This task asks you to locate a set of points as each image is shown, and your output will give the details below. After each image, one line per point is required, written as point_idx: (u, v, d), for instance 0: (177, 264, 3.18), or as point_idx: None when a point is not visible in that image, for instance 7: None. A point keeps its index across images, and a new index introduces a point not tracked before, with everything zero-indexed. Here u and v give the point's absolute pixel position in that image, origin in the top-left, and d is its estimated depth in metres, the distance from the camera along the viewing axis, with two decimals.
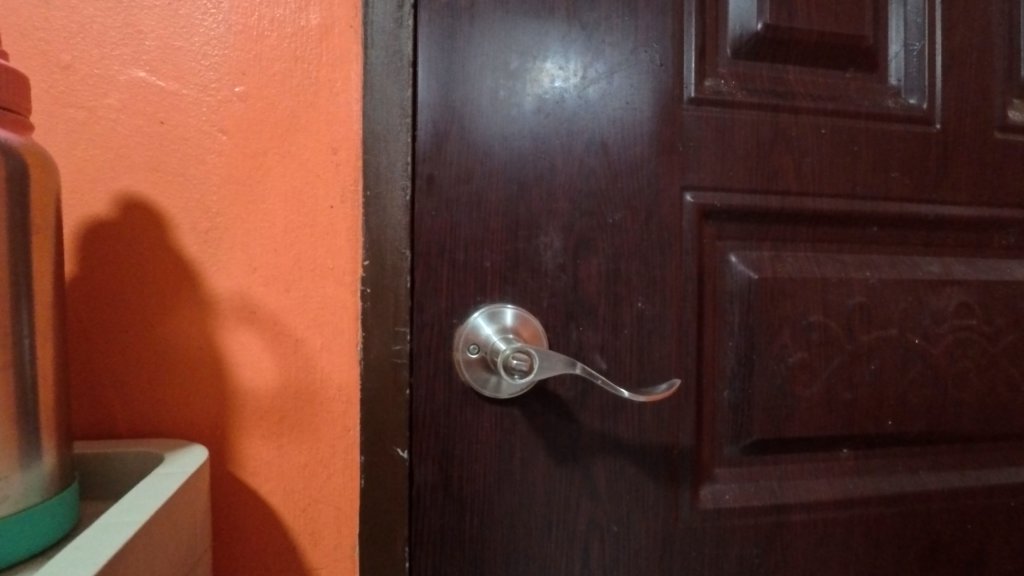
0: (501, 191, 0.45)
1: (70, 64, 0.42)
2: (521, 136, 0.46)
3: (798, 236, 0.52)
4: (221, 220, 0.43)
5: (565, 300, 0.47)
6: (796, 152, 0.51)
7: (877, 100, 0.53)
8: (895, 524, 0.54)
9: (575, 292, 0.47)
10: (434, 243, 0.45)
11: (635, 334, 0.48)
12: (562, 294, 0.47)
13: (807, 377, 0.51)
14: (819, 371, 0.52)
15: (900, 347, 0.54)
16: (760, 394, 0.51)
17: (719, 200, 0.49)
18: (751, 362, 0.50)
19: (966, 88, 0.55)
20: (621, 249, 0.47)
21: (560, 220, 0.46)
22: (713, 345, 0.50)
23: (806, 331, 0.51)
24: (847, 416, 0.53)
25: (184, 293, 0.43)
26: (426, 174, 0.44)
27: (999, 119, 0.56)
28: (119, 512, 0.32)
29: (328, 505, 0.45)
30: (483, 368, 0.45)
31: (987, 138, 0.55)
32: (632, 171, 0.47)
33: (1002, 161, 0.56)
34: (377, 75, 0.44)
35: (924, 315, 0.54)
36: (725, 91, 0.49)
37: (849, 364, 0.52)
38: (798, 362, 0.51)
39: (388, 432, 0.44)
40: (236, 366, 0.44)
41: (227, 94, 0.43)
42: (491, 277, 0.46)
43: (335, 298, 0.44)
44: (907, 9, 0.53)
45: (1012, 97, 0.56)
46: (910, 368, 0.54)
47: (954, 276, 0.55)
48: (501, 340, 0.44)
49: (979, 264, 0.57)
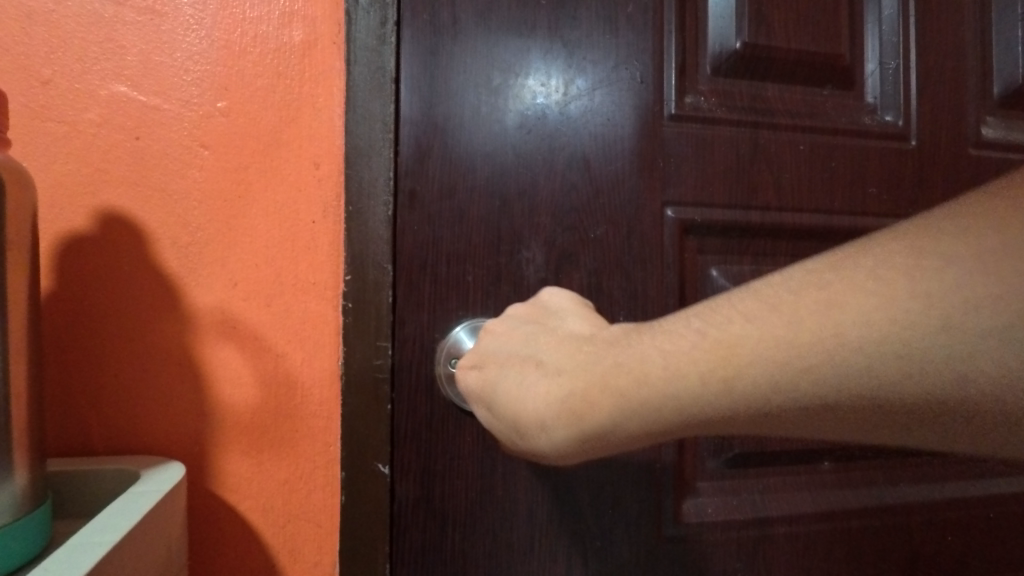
0: (482, 206, 0.46)
1: (51, 79, 0.42)
2: (503, 152, 0.46)
3: (778, 250, 0.52)
4: (201, 234, 0.43)
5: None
6: (775, 168, 0.51)
7: (854, 117, 0.54)
8: (874, 533, 0.54)
9: None
10: (416, 258, 0.45)
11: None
12: None
13: None
14: None
15: None
16: None
17: (700, 216, 0.50)
18: None
19: (941, 106, 0.56)
20: (603, 263, 0.48)
21: (542, 234, 0.47)
22: None
23: None
24: None
25: (164, 308, 0.43)
26: (408, 189, 0.44)
27: (974, 136, 0.57)
28: (91, 531, 0.31)
29: (308, 522, 0.44)
30: None
31: (962, 155, 0.56)
32: (613, 186, 0.48)
33: (977, 177, 0.57)
34: (360, 91, 0.44)
35: None
36: (705, 107, 0.50)
37: None
38: None
39: (369, 447, 0.44)
40: (215, 381, 0.43)
41: (209, 109, 0.43)
42: (472, 291, 0.46)
43: (316, 312, 0.44)
44: (883, 29, 0.54)
45: (986, 114, 0.57)
46: None
47: None
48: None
49: None
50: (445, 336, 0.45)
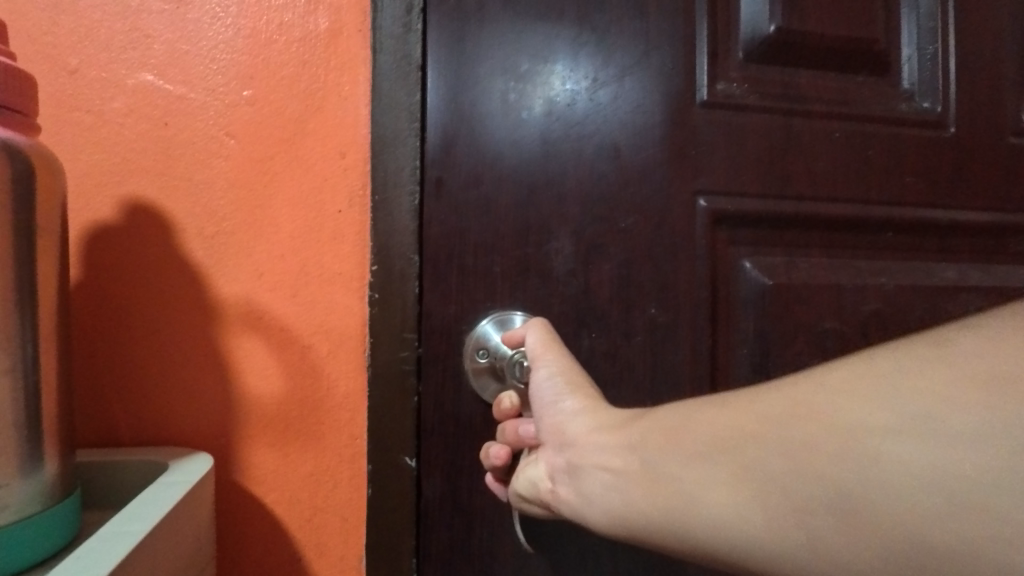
0: (509, 196, 0.45)
1: (77, 68, 0.41)
2: (530, 142, 0.45)
3: (812, 241, 0.51)
4: (227, 224, 0.43)
5: (577, 306, 0.46)
6: (809, 157, 0.50)
7: (890, 104, 0.52)
8: None
9: (586, 297, 0.46)
10: (442, 249, 0.44)
11: (648, 342, 0.47)
12: (574, 299, 0.46)
13: None
14: None
15: None
16: None
17: (732, 206, 0.49)
18: (767, 372, 0.49)
19: (980, 93, 0.54)
20: (633, 254, 0.47)
21: (570, 225, 0.46)
22: (727, 352, 0.49)
23: (822, 338, 0.50)
24: None
25: (191, 298, 0.42)
26: (435, 177, 0.44)
27: (1014, 123, 0.55)
28: (123, 521, 0.31)
29: (334, 515, 0.44)
30: (490, 376, 0.44)
31: (1002, 143, 0.55)
32: (643, 175, 0.47)
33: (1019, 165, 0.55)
34: (385, 80, 0.43)
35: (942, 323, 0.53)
36: (737, 94, 0.49)
37: None
38: None
39: (394, 440, 0.43)
40: (242, 372, 0.43)
41: (235, 98, 0.43)
42: (500, 283, 0.45)
43: (342, 304, 0.44)
44: (919, 13, 0.53)
45: None
46: None
47: (970, 282, 0.54)
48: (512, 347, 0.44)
49: (995, 270, 0.56)
50: (472, 333, 0.44)
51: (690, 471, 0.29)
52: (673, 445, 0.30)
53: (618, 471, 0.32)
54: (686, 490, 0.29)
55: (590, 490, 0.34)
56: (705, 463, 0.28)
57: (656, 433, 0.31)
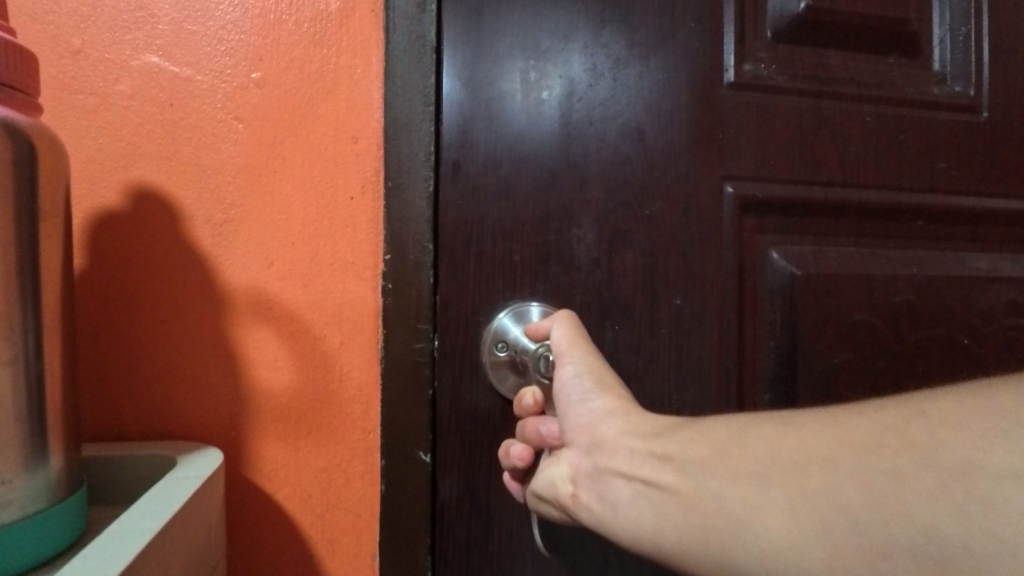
0: (528, 183, 0.43)
1: (80, 49, 0.40)
2: (551, 125, 0.43)
3: (841, 230, 0.50)
4: (236, 212, 0.41)
5: (599, 296, 0.44)
6: (840, 141, 0.48)
7: (922, 88, 0.51)
8: None
9: (610, 286, 0.44)
10: (460, 235, 0.42)
11: (673, 333, 0.45)
12: (597, 288, 0.44)
13: (851, 379, 0.49)
14: (865, 373, 0.49)
15: (949, 347, 0.51)
16: (804, 399, 0.47)
17: (760, 191, 0.47)
18: (794, 365, 0.48)
19: (1015, 76, 0.52)
20: (657, 242, 0.45)
21: (593, 211, 0.44)
22: (754, 343, 0.47)
23: (851, 330, 0.49)
24: None
25: (200, 287, 0.41)
26: (451, 160, 0.42)
27: None
28: (132, 519, 0.30)
29: (347, 512, 0.43)
30: (509, 369, 0.43)
31: None
32: (668, 159, 0.45)
33: None
34: (399, 62, 0.42)
35: (972, 315, 0.51)
36: (765, 75, 0.47)
37: (896, 366, 0.50)
38: (844, 364, 0.48)
39: (409, 434, 0.42)
40: (252, 364, 0.42)
41: (243, 80, 0.41)
42: (520, 272, 0.43)
43: (355, 294, 0.42)
44: None
45: None
46: (956, 370, 0.52)
47: (1002, 273, 0.52)
48: (535, 341, 0.41)
49: None
50: (494, 324, 0.42)
51: (737, 490, 0.28)
52: (716, 462, 0.29)
53: (650, 482, 0.32)
54: (729, 511, 0.27)
55: (614, 498, 0.34)
56: (753, 484, 0.27)
57: (696, 449, 0.30)
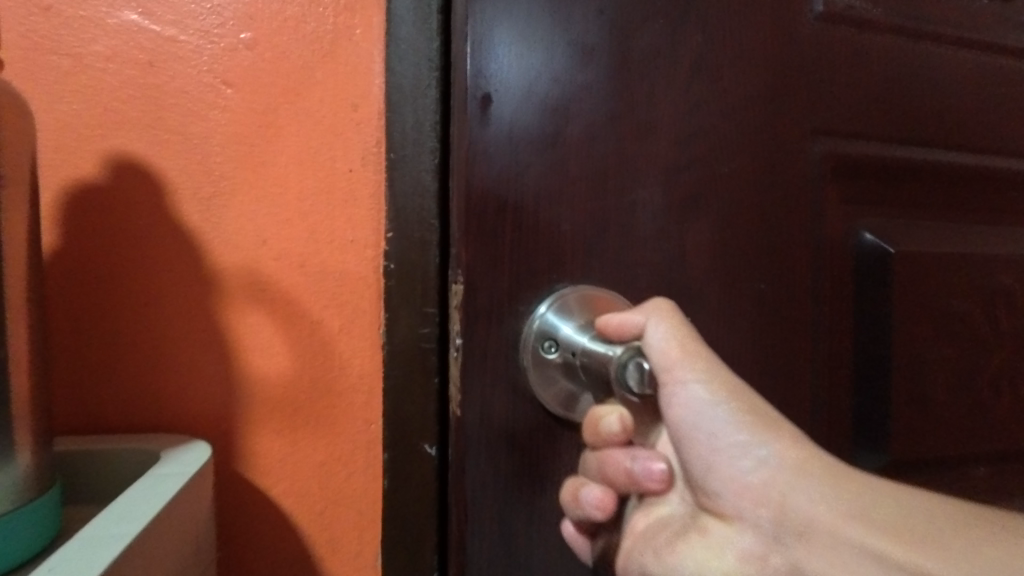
0: (600, 130, 0.35)
1: (51, 6, 0.37)
2: (597, 60, 0.35)
3: (930, 201, 0.47)
4: (225, 184, 0.38)
5: (665, 274, 0.37)
6: (938, 85, 0.45)
7: (1000, 34, 0.48)
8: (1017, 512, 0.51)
9: (680, 262, 0.37)
10: (492, 195, 0.33)
11: (758, 318, 0.39)
12: (662, 264, 0.37)
13: (949, 380, 0.45)
14: (961, 374, 0.46)
15: None
16: (902, 388, 0.43)
17: (855, 148, 0.43)
18: (886, 361, 0.43)
19: None
20: (740, 206, 0.39)
21: (658, 169, 0.36)
22: (834, 339, 0.42)
23: (949, 319, 0.45)
24: (970, 417, 0.46)
25: (186, 268, 0.38)
26: (482, 96, 0.33)
27: None
28: (111, 520, 0.27)
29: (349, 509, 0.40)
30: (558, 371, 0.34)
31: None
32: (745, 106, 0.38)
33: None
34: (402, 22, 0.37)
35: None
36: (857, 6, 0.42)
37: (975, 353, 0.46)
38: (944, 357, 0.45)
39: (416, 426, 0.37)
40: (244, 350, 0.39)
41: (232, 41, 0.38)
42: (568, 245, 0.35)
43: (356, 274, 0.39)
44: None
45: None
46: None
47: None
48: (608, 343, 0.32)
49: None
50: (535, 316, 0.34)
51: (825, 557, 0.31)
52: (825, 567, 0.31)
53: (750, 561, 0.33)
54: None
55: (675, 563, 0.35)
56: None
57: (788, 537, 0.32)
